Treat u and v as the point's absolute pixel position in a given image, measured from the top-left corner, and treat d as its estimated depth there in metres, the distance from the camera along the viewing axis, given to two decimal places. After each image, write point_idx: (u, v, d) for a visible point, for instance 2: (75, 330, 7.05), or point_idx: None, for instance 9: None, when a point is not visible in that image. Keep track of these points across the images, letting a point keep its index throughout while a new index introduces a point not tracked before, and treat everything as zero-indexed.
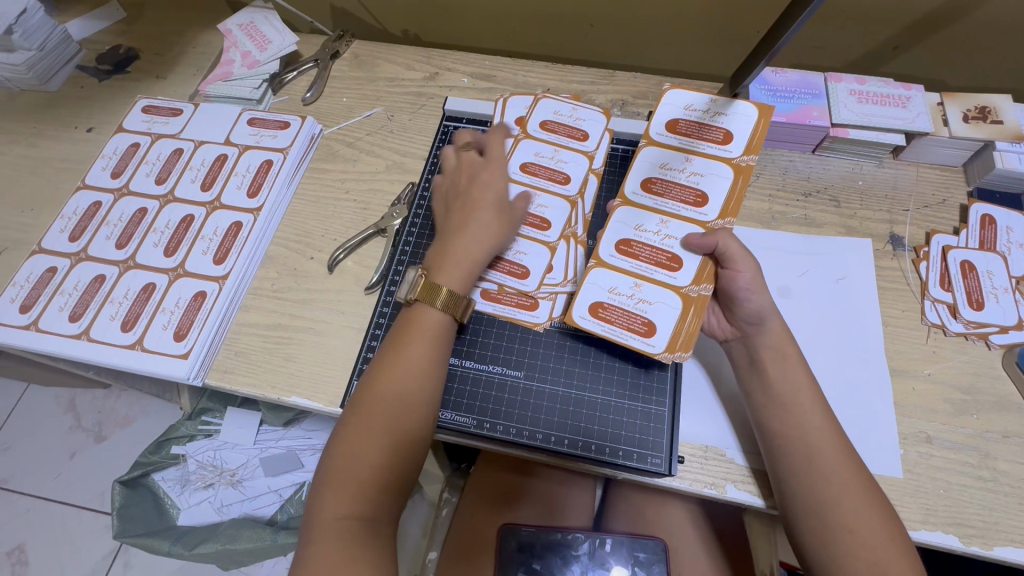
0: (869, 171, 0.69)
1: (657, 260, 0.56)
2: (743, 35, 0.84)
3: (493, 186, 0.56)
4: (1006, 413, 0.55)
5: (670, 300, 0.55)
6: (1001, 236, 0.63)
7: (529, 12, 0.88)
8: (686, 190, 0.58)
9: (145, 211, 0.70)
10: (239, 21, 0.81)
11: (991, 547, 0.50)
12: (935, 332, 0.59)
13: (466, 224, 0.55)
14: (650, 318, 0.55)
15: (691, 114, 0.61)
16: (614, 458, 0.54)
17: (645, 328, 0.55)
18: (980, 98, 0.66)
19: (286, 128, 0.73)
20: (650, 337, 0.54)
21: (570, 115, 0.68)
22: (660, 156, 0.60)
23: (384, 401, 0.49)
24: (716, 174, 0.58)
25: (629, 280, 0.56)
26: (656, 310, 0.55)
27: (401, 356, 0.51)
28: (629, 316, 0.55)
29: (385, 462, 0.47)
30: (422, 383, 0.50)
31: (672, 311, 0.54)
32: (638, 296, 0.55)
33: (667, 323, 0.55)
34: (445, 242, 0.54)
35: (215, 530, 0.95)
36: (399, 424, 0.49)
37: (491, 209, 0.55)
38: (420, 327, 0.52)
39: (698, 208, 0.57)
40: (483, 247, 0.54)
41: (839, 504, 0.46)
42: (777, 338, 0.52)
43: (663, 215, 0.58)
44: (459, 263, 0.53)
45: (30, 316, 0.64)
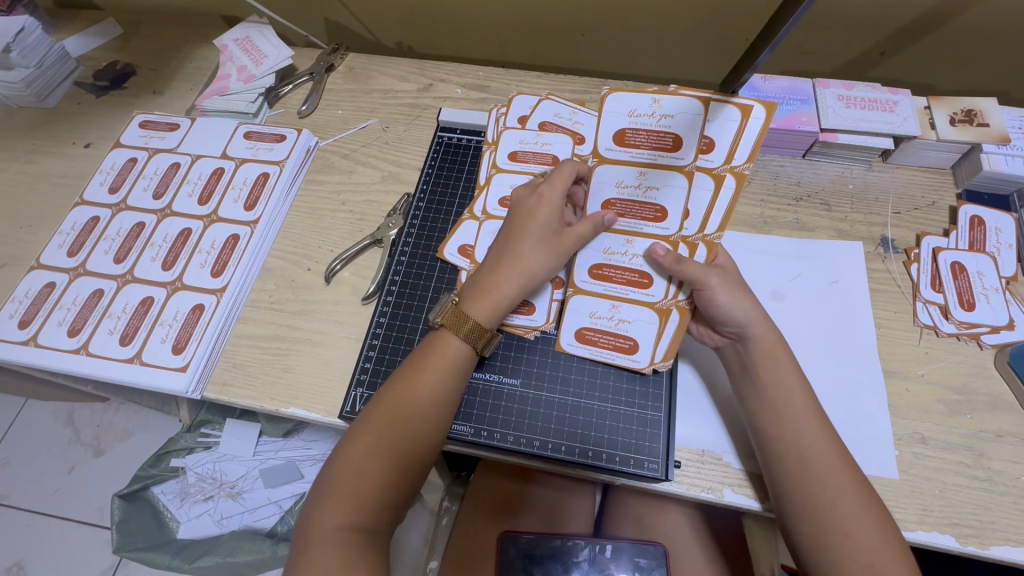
0: (859, 174, 0.69)
1: (630, 279, 0.58)
2: (733, 43, 0.85)
3: (549, 218, 0.56)
4: (999, 412, 0.56)
5: (647, 317, 0.57)
6: (990, 237, 0.64)
7: (521, 22, 0.89)
8: (645, 205, 0.58)
9: (142, 225, 0.70)
10: (235, 36, 0.82)
11: (987, 547, 0.50)
12: (928, 333, 0.60)
13: (505, 256, 0.55)
14: (633, 337, 0.58)
15: (637, 121, 0.58)
16: (611, 464, 0.54)
17: (631, 348, 0.58)
18: (966, 101, 0.67)
19: (282, 141, 0.74)
20: (633, 353, 0.57)
21: (535, 141, 0.68)
22: (616, 172, 0.58)
23: (395, 422, 0.49)
24: (697, 187, 0.57)
25: (606, 303, 0.59)
26: (637, 328, 0.58)
27: (421, 379, 0.51)
28: (614, 337, 0.58)
29: (392, 481, 0.48)
30: (438, 409, 0.51)
31: (650, 327, 0.57)
32: (618, 317, 0.58)
33: (645, 338, 0.57)
34: (484, 272, 0.55)
35: (214, 543, 0.96)
36: (410, 445, 0.49)
37: (528, 238, 0.55)
38: (441, 355, 0.52)
39: (660, 223, 0.57)
40: (524, 282, 0.54)
41: (835, 508, 0.46)
42: (766, 343, 0.52)
43: (628, 234, 0.58)
44: (495, 299, 0.54)
45: (29, 331, 0.65)
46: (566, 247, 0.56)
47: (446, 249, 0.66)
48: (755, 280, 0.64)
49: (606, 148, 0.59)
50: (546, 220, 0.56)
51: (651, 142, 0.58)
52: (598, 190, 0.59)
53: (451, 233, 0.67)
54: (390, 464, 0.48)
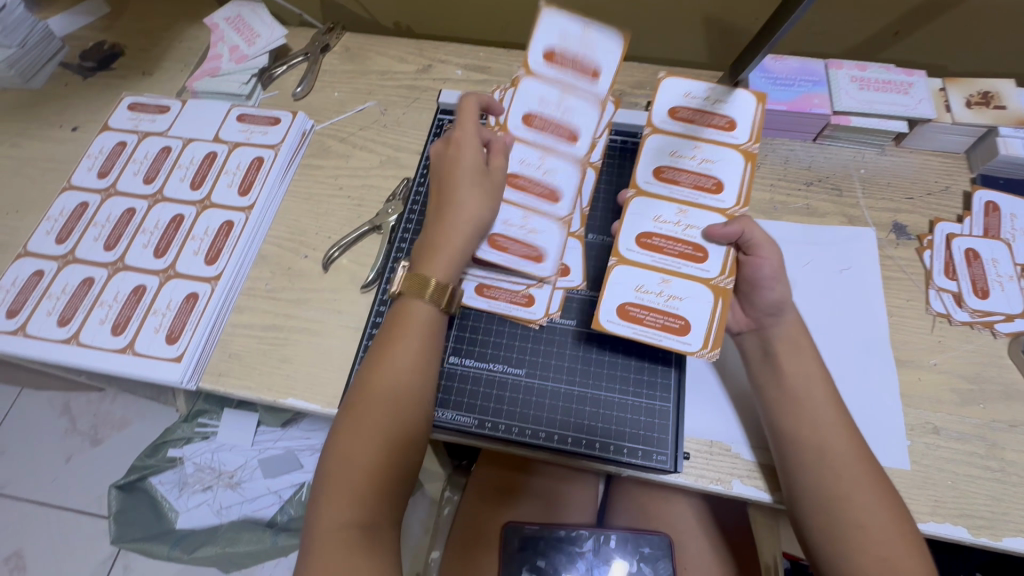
0: (871, 158, 0.68)
1: (682, 251, 0.54)
2: (742, 22, 0.82)
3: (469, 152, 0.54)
4: (1012, 402, 0.55)
5: (702, 294, 0.53)
6: (1005, 223, 0.62)
7: (523, 2, 0.87)
8: (703, 175, 0.56)
9: (133, 211, 0.68)
10: (226, 14, 0.79)
11: (1000, 538, 0.50)
12: (941, 321, 0.59)
13: (440, 212, 0.52)
14: (684, 316, 0.53)
15: (693, 100, 0.59)
16: (618, 455, 0.53)
17: (683, 327, 0.53)
18: (983, 83, 0.65)
19: (277, 123, 0.72)
20: (684, 335, 0.53)
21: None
22: (667, 143, 0.58)
23: (374, 402, 0.48)
24: (728, 160, 0.57)
25: (655, 276, 0.54)
26: (688, 305, 0.53)
27: (392, 350, 0.50)
28: (664, 316, 0.53)
29: (382, 463, 0.46)
30: (413, 374, 0.49)
31: (703, 305, 0.53)
32: (667, 293, 0.54)
33: (698, 315, 0.53)
34: (427, 233, 0.53)
35: (214, 533, 0.95)
36: (392, 421, 0.48)
37: (465, 185, 0.53)
38: (408, 326, 0.51)
39: (716, 195, 0.56)
40: (467, 232, 0.52)
41: (850, 500, 0.45)
42: (790, 331, 0.51)
43: (682, 204, 0.56)
44: (444, 254, 0.51)
45: (17, 321, 0.63)
46: (496, 184, 0.54)
47: None
48: None
49: (660, 120, 0.59)
50: (473, 160, 0.54)
51: (704, 121, 0.58)
52: (648, 160, 0.58)
53: None
54: (376, 446, 0.46)
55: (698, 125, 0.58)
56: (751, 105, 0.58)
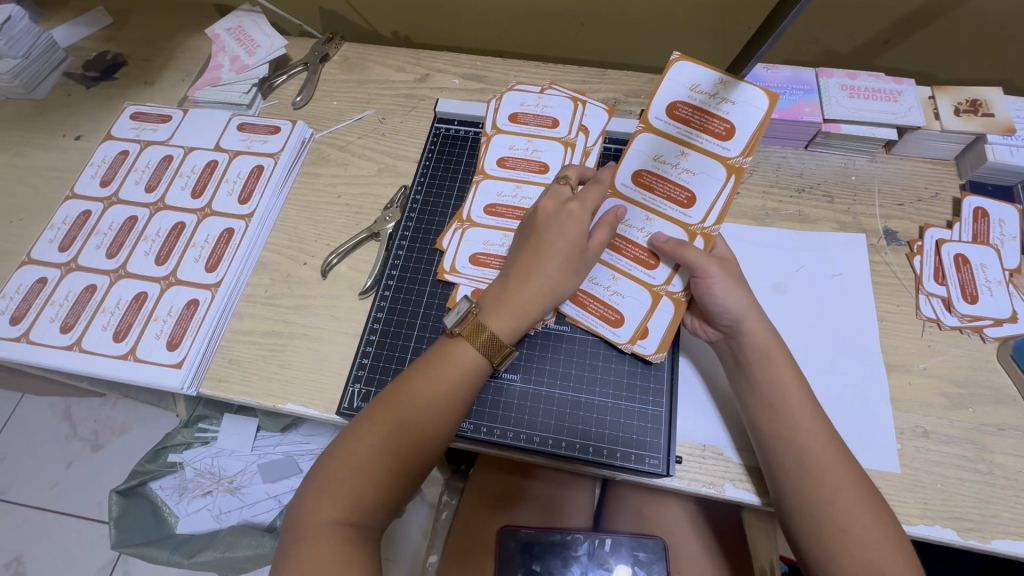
0: (861, 165, 0.69)
1: (638, 256, 0.58)
2: (735, 31, 0.84)
3: (572, 230, 0.54)
4: (1001, 406, 0.55)
5: (643, 297, 0.58)
6: (993, 229, 0.63)
7: (519, 12, 0.88)
8: (676, 186, 0.58)
9: (134, 219, 0.69)
10: (227, 25, 0.81)
11: (989, 540, 0.50)
12: (930, 326, 0.59)
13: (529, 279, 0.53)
14: (622, 311, 0.58)
15: (695, 97, 0.58)
16: (612, 459, 0.53)
17: (617, 321, 0.58)
18: (971, 91, 0.66)
19: (277, 132, 0.73)
20: (616, 327, 0.58)
21: (537, 103, 0.70)
22: (656, 145, 0.59)
23: (399, 425, 0.48)
24: (709, 175, 0.58)
25: (607, 273, 0.58)
26: (628, 304, 0.58)
27: (431, 383, 0.50)
28: (604, 307, 0.58)
29: (390, 479, 0.48)
30: (446, 411, 0.50)
31: (640, 306, 0.57)
32: (614, 289, 0.58)
33: (634, 316, 0.58)
34: (501, 287, 0.54)
35: (213, 537, 0.95)
36: (413, 446, 0.48)
37: (559, 257, 0.53)
38: (456, 367, 0.51)
39: (683, 208, 0.58)
40: (546, 300, 0.53)
41: (833, 503, 0.46)
42: (757, 339, 0.52)
43: (649, 211, 0.58)
44: (518, 314, 0.52)
45: (20, 328, 0.64)
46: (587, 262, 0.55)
47: (445, 237, 0.65)
48: (757, 273, 0.63)
49: (657, 116, 0.60)
50: (574, 236, 0.54)
51: (699, 122, 0.58)
52: (635, 158, 0.60)
53: (443, 234, 0.65)
54: (389, 462, 0.48)
55: (691, 127, 0.58)
56: (759, 112, 0.56)
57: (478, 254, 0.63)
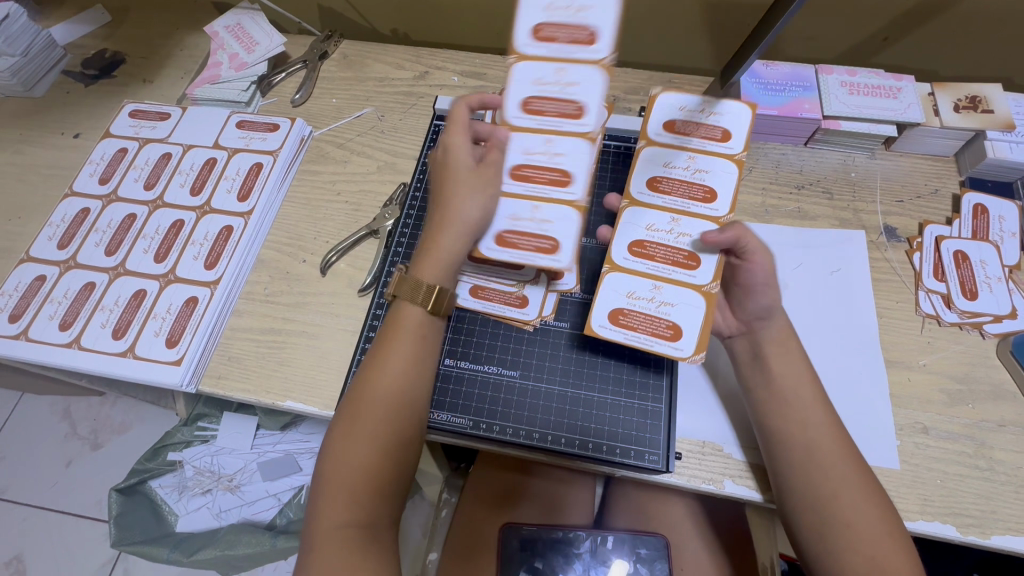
0: (860, 162, 0.69)
1: (675, 258, 0.55)
2: (734, 29, 0.84)
3: (464, 157, 0.54)
4: (1000, 402, 0.55)
5: (692, 299, 0.53)
6: (993, 225, 0.63)
7: (518, 10, 0.88)
8: (694, 186, 0.56)
9: (133, 216, 0.69)
10: (226, 22, 0.81)
11: (988, 536, 0.50)
12: (930, 322, 0.59)
13: (438, 220, 0.53)
14: (672, 321, 0.54)
15: (684, 113, 0.59)
16: (612, 455, 0.53)
17: (671, 335, 0.53)
18: (971, 88, 0.66)
19: (276, 130, 0.73)
20: (674, 341, 0.53)
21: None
22: (660, 156, 0.58)
23: (370, 404, 0.48)
24: (721, 170, 0.56)
25: (648, 282, 0.55)
26: (679, 311, 0.53)
27: (389, 354, 0.50)
28: (652, 321, 0.54)
29: (379, 462, 0.47)
30: (410, 378, 0.50)
31: (694, 311, 0.53)
32: (660, 299, 0.54)
33: (688, 320, 0.53)
34: (423, 236, 0.53)
35: (213, 535, 0.95)
36: (388, 422, 0.48)
37: (459, 185, 0.53)
38: (402, 331, 0.51)
39: (708, 204, 0.56)
40: (461, 232, 0.53)
41: (838, 499, 0.46)
42: (780, 332, 0.52)
43: (675, 214, 0.56)
44: (435, 257, 0.52)
45: (19, 325, 0.64)
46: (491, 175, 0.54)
47: None
48: None
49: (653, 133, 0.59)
50: (465, 162, 0.54)
51: (696, 131, 0.58)
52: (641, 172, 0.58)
53: None
54: (371, 444, 0.47)
55: (690, 136, 0.58)
56: (747, 118, 0.57)
57: None
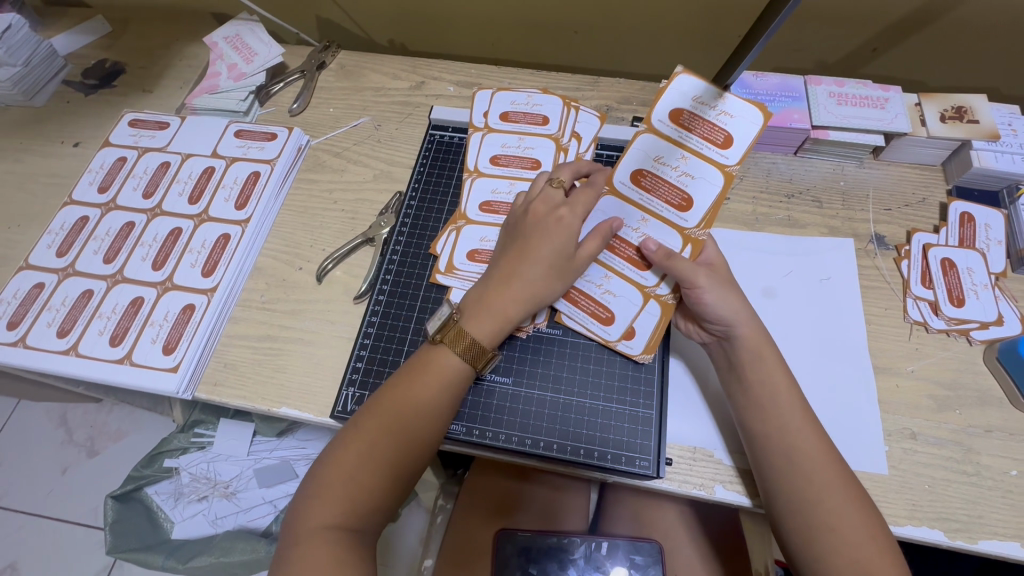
0: (850, 171, 0.70)
1: (631, 256, 0.59)
2: (726, 40, 0.85)
3: (559, 234, 0.56)
4: (987, 408, 0.56)
5: (634, 297, 0.59)
6: (980, 233, 0.64)
7: (513, 21, 0.89)
8: (673, 189, 0.59)
9: (132, 225, 0.70)
10: (225, 33, 0.82)
11: (975, 541, 0.51)
12: (918, 329, 0.60)
13: (514, 276, 0.55)
14: (612, 309, 0.59)
15: (694, 105, 0.59)
16: (603, 461, 0.54)
17: (608, 319, 0.59)
18: (956, 99, 0.67)
19: (273, 139, 0.74)
20: (607, 325, 0.59)
21: (526, 102, 0.71)
22: (655, 147, 0.60)
23: (387, 432, 0.49)
24: (706, 178, 0.59)
25: (600, 271, 0.59)
26: (618, 303, 0.59)
27: (418, 389, 0.50)
28: (595, 305, 0.59)
29: (381, 489, 0.48)
30: (434, 419, 0.50)
31: (632, 306, 0.58)
32: (605, 287, 0.59)
33: (625, 313, 0.59)
34: (487, 290, 0.55)
35: (208, 542, 0.95)
36: (401, 456, 0.49)
37: (542, 262, 0.55)
38: (439, 371, 0.51)
39: (680, 212, 0.59)
40: (526, 301, 0.54)
41: (821, 503, 0.46)
42: (751, 341, 0.52)
43: (645, 212, 0.59)
44: (495, 319, 0.54)
45: (17, 333, 0.64)
46: (573, 269, 0.56)
47: (439, 243, 0.66)
48: (747, 278, 0.64)
49: (657, 119, 0.60)
50: (560, 242, 0.56)
51: (698, 130, 0.59)
52: (635, 157, 0.60)
53: (439, 236, 0.66)
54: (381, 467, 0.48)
55: (690, 132, 0.59)
56: (755, 126, 0.58)
57: (477, 253, 0.64)
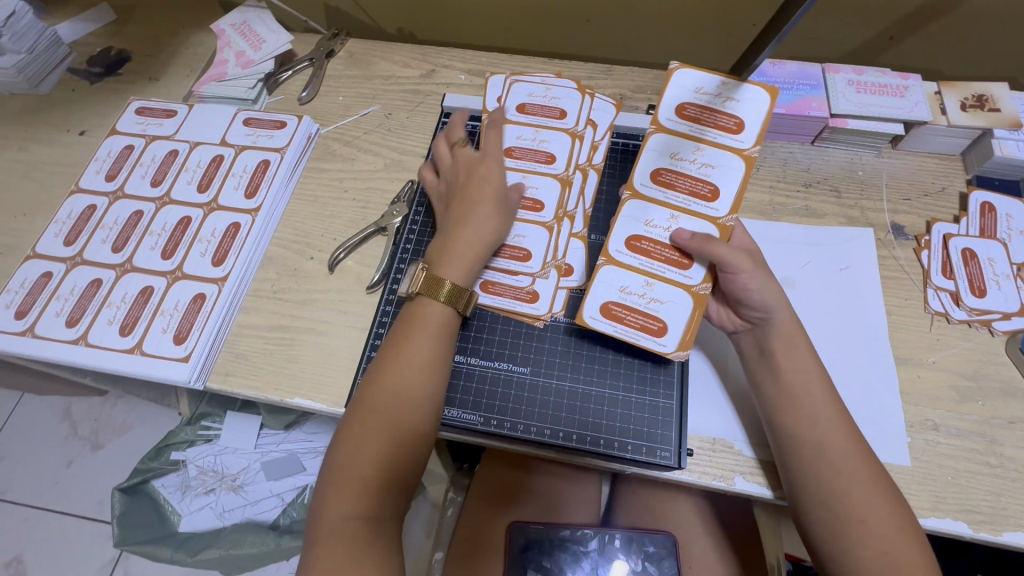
0: (868, 161, 0.69)
1: (668, 257, 0.57)
2: (740, 29, 0.84)
3: (491, 180, 0.59)
4: (1010, 399, 0.55)
5: (681, 299, 0.56)
6: (1000, 223, 0.63)
7: (524, 8, 0.88)
8: (699, 182, 0.58)
9: (140, 213, 0.69)
10: (232, 21, 0.80)
11: (999, 533, 0.50)
12: (939, 320, 0.59)
13: (460, 221, 0.57)
14: (662, 318, 0.56)
15: (700, 98, 0.59)
16: (623, 452, 0.53)
17: (660, 330, 0.55)
18: (978, 87, 0.66)
19: (283, 127, 0.73)
20: (661, 336, 0.55)
21: (544, 94, 0.69)
22: (671, 144, 0.59)
23: (386, 400, 0.49)
24: (728, 167, 0.58)
25: (639, 278, 0.57)
26: (668, 310, 0.56)
27: (407, 350, 0.51)
28: (643, 317, 0.56)
29: (389, 461, 0.47)
30: (429, 377, 0.51)
31: (682, 310, 0.55)
32: (650, 295, 0.56)
33: (676, 320, 0.55)
34: (438, 243, 0.56)
35: (216, 535, 0.94)
36: (406, 421, 0.48)
37: (485, 204, 0.57)
38: (418, 324, 0.52)
39: (709, 203, 0.57)
40: (477, 246, 0.56)
41: (849, 494, 0.46)
42: (785, 330, 0.52)
43: (673, 209, 0.58)
44: (453, 261, 0.55)
45: (25, 322, 0.63)
46: (511, 206, 0.60)
47: None
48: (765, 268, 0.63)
49: (667, 118, 0.59)
50: (492, 183, 0.59)
51: (710, 121, 0.58)
52: (650, 158, 0.60)
53: None
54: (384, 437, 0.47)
55: (702, 125, 0.58)
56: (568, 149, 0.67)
57: None
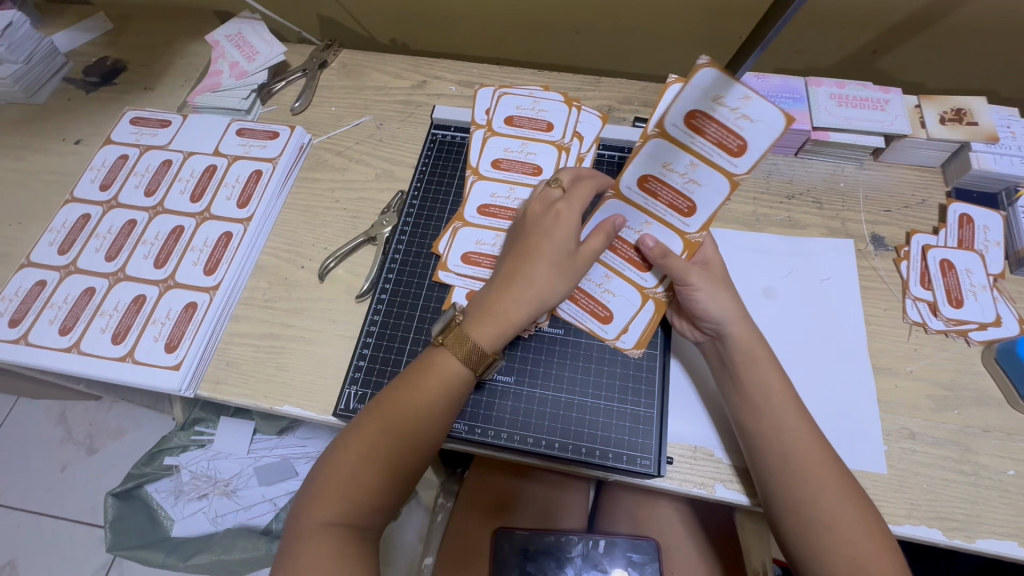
0: (850, 173, 0.70)
1: (631, 257, 0.59)
2: (727, 41, 0.85)
3: (562, 231, 0.55)
4: (985, 408, 0.56)
5: (632, 296, 0.59)
6: (978, 235, 0.64)
7: (515, 20, 0.89)
8: (681, 195, 0.54)
9: (134, 222, 0.70)
10: (227, 32, 0.82)
11: (972, 540, 0.51)
12: (917, 330, 0.61)
13: (521, 276, 0.53)
14: (611, 308, 0.60)
15: None
16: (604, 460, 0.54)
17: (606, 318, 0.60)
18: (957, 100, 0.67)
19: (275, 137, 0.74)
20: (605, 323, 0.60)
21: (532, 107, 0.72)
22: None
23: (395, 436, 0.49)
24: (714, 186, 0.52)
25: (601, 270, 0.60)
26: (618, 303, 0.60)
27: (424, 390, 0.50)
28: (594, 303, 0.60)
29: (383, 488, 0.48)
30: (441, 420, 0.51)
31: (630, 305, 0.59)
32: (605, 287, 0.60)
33: (624, 314, 0.60)
34: (492, 293, 0.54)
35: (208, 541, 0.95)
36: (402, 461, 0.49)
37: (547, 261, 0.54)
38: (440, 373, 0.51)
39: (683, 217, 0.55)
40: (533, 305, 0.53)
41: (817, 502, 0.47)
42: (744, 342, 0.53)
43: (648, 216, 0.57)
44: (501, 324, 0.52)
45: (19, 330, 0.64)
46: (580, 264, 0.55)
47: (440, 244, 0.66)
48: (748, 278, 0.64)
49: None
50: (562, 239, 0.55)
51: None
52: None
53: (443, 235, 0.67)
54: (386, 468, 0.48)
55: None
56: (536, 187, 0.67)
57: (471, 254, 0.64)
